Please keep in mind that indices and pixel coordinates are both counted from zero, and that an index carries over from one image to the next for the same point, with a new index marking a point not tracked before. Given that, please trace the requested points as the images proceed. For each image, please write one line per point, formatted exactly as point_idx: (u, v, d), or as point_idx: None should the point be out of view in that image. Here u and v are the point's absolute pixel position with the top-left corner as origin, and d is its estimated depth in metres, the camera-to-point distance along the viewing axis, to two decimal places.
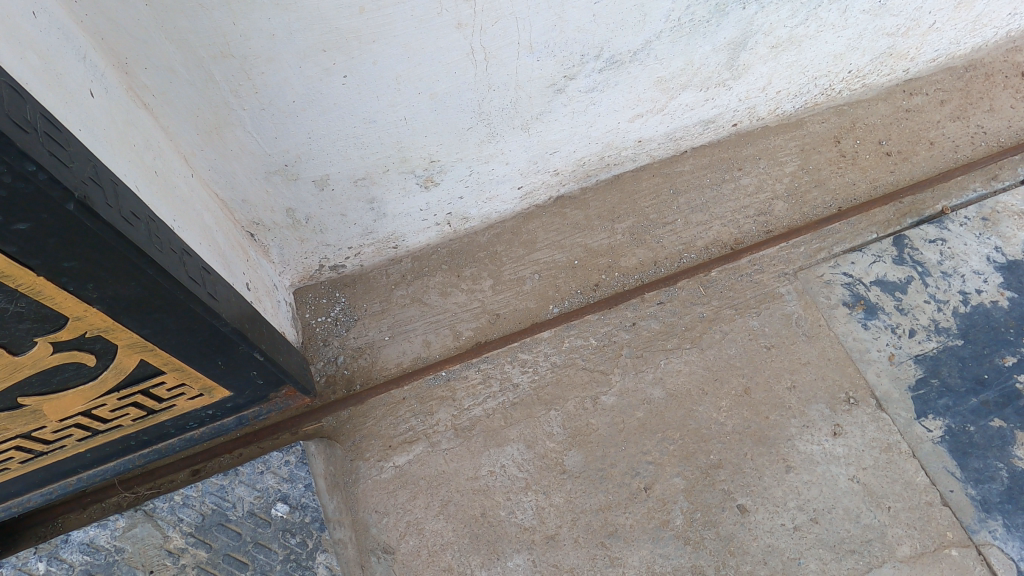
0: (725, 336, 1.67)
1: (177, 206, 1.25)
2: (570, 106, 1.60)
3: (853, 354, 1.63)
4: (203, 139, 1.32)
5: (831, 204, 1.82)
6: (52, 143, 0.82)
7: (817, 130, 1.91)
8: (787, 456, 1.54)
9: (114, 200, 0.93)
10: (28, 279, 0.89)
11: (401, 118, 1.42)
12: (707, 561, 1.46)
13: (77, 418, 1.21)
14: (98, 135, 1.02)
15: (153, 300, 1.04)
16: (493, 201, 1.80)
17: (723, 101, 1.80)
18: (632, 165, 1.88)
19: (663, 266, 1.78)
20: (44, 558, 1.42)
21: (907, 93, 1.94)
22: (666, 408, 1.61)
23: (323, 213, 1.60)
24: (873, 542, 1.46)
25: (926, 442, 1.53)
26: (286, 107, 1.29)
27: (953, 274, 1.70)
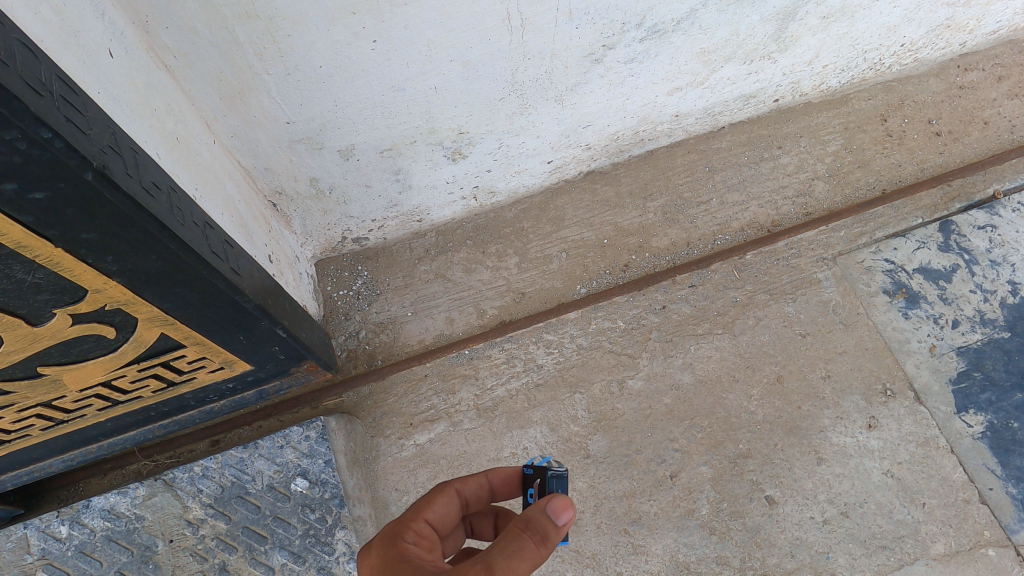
0: (759, 321, 1.61)
1: (199, 174, 1.21)
2: (607, 77, 1.53)
3: (893, 345, 1.57)
4: (226, 104, 1.27)
5: (875, 186, 1.74)
6: (69, 108, 0.78)
7: (864, 107, 1.82)
8: (819, 448, 1.49)
9: (135, 170, 0.89)
10: (46, 250, 0.87)
11: (431, 86, 1.36)
12: (732, 553, 1.43)
13: (98, 388, 1.20)
14: (118, 98, 0.98)
15: (175, 274, 1.01)
16: (521, 175, 1.73)
17: (766, 74, 1.71)
18: (666, 140, 1.80)
19: (696, 248, 1.71)
20: (67, 522, 1.43)
21: (962, 69, 1.84)
22: (695, 394, 1.56)
23: (347, 183, 1.55)
24: (905, 539, 1.41)
25: (966, 438, 1.48)
26: (312, 72, 1.23)
27: (1002, 263, 1.62)
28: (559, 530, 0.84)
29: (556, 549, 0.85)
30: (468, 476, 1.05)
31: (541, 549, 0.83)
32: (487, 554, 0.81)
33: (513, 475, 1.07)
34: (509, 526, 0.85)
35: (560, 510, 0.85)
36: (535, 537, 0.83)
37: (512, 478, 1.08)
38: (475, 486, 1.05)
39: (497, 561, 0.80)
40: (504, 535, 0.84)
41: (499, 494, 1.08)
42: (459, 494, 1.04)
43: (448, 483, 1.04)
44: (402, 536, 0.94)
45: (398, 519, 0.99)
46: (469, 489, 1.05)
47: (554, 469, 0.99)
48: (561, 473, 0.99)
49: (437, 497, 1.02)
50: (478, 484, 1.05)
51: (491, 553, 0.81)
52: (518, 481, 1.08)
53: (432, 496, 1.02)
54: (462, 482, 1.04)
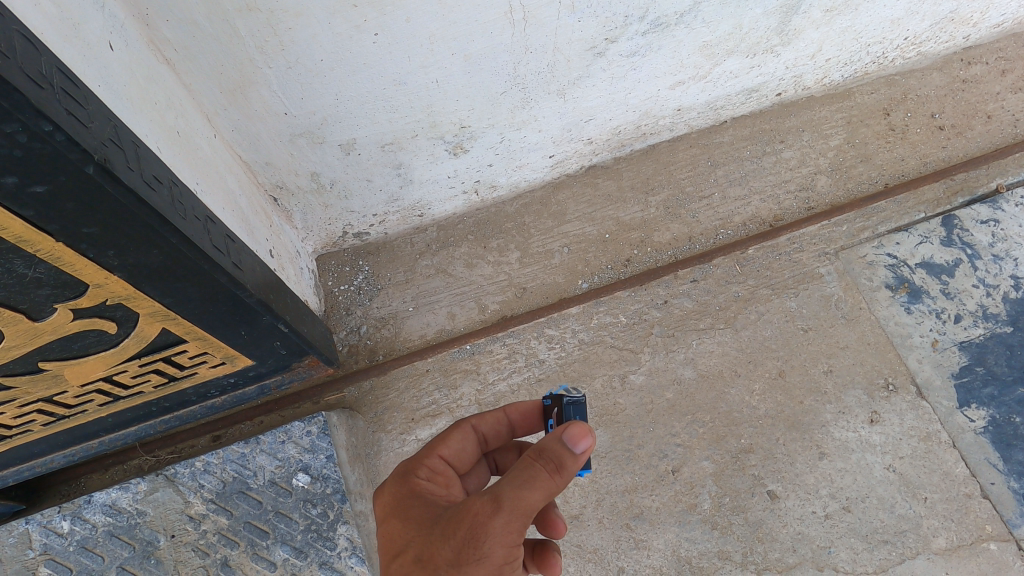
0: (761, 316, 1.60)
1: (200, 168, 1.20)
2: (609, 71, 1.52)
3: (895, 339, 1.57)
4: (227, 98, 1.26)
5: (877, 180, 1.73)
6: (70, 101, 0.77)
7: (866, 101, 1.81)
8: (821, 442, 1.49)
9: (136, 164, 0.89)
10: (46, 244, 0.86)
11: (432, 80, 1.35)
12: (734, 547, 1.43)
13: (99, 383, 1.20)
14: (118, 92, 0.97)
15: (176, 269, 1.00)
16: (522, 169, 1.73)
17: (769, 68, 1.71)
18: (668, 134, 1.80)
19: (698, 242, 1.70)
20: (69, 517, 1.43)
21: (965, 63, 1.83)
22: (697, 389, 1.55)
23: (348, 178, 1.54)
24: (907, 533, 1.41)
25: (968, 432, 1.47)
26: (313, 65, 1.23)
27: (1004, 257, 1.61)
28: (576, 458, 0.83)
29: (572, 475, 0.84)
30: (484, 413, 1.08)
31: (555, 477, 0.83)
32: (496, 483, 0.84)
33: (533, 410, 1.09)
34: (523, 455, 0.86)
35: (575, 434, 0.83)
36: (547, 464, 0.83)
37: (532, 413, 1.09)
38: (492, 422, 1.08)
39: (507, 491, 0.82)
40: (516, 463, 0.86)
41: (519, 430, 1.11)
42: (476, 431, 1.07)
43: (463, 421, 1.07)
44: (415, 470, 1.00)
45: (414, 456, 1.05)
46: (486, 425, 1.08)
47: (569, 395, 1.01)
48: (578, 399, 1.00)
49: (451, 436, 1.05)
50: (495, 419, 1.08)
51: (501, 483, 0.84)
52: (537, 417, 1.10)
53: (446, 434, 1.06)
54: (477, 419, 1.08)
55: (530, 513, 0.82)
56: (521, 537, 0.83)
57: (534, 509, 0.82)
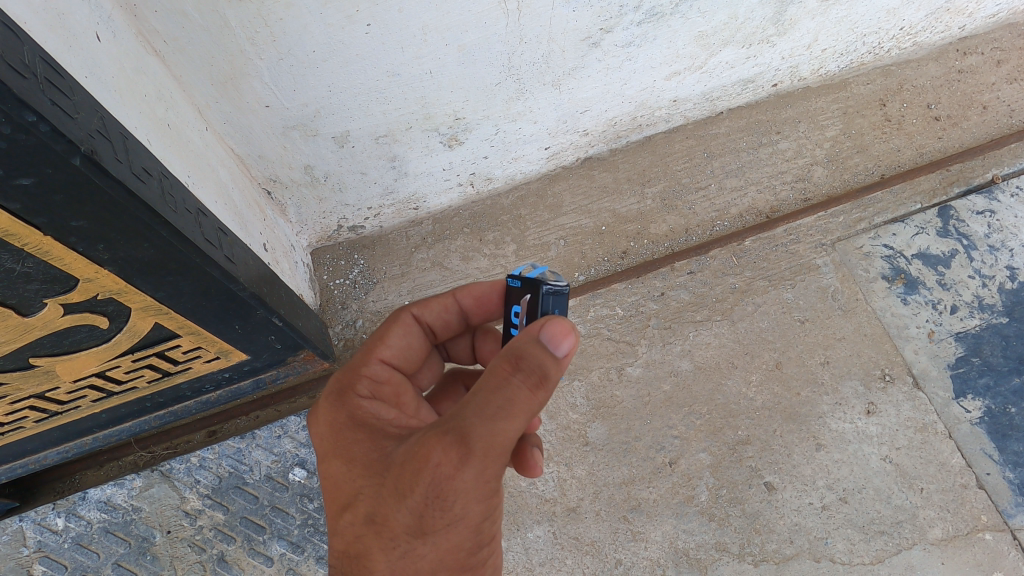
0: (758, 308, 1.60)
1: (191, 161, 1.19)
2: (604, 61, 1.51)
3: (891, 330, 1.57)
4: (218, 90, 1.25)
5: (873, 171, 1.72)
6: (55, 91, 0.76)
7: (862, 92, 1.81)
8: (817, 434, 1.49)
9: (124, 156, 0.88)
10: (34, 237, 0.85)
11: (426, 71, 1.34)
12: (731, 539, 1.42)
13: (92, 379, 1.19)
14: (105, 83, 0.95)
15: (168, 262, 0.99)
16: (518, 161, 1.72)
17: (765, 58, 1.70)
18: (664, 126, 1.79)
19: (694, 234, 1.70)
20: (63, 514, 1.44)
21: (961, 53, 1.83)
22: (694, 381, 1.55)
23: (342, 170, 1.53)
24: (904, 524, 1.41)
25: (964, 423, 1.48)
26: (305, 57, 1.21)
27: (1000, 248, 1.62)
28: (559, 362, 0.76)
29: (555, 383, 0.77)
30: (428, 301, 1.04)
31: (537, 392, 0.76)
32: (466, 422, 0.75)
33: (486, 292, 1.04)
34: (495, 365, 0.76)
35: (556, 331, 0.75)
36: (522, 389, 0.75)
37: (485, 295, 1.04)
38: (437, 310, 1.04)
39: (481, 433, 0.74)
40: (486, 383, 0.76)
41: (473, 316, 1.07)
42: (418, 321, 1.04)
43: (404, 313, 1.03)
44: (355, 388, 0.94)
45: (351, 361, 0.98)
46: (431, 315, 1.04)
47: (550, 284, 0.83)
48: (560, 289, 0.83)
49: (391, 336, 1.01)
50: (441, 305, 1.04)
51: (470, 421, 0.75)
52: (490, 300, 1.04)
53: (387, 336, 1.01)
54: (419, 308, 1.04)
55: (505, 446, 0.76)
56: (495, 473, 0.78)
57: (508, 442, 0.76)
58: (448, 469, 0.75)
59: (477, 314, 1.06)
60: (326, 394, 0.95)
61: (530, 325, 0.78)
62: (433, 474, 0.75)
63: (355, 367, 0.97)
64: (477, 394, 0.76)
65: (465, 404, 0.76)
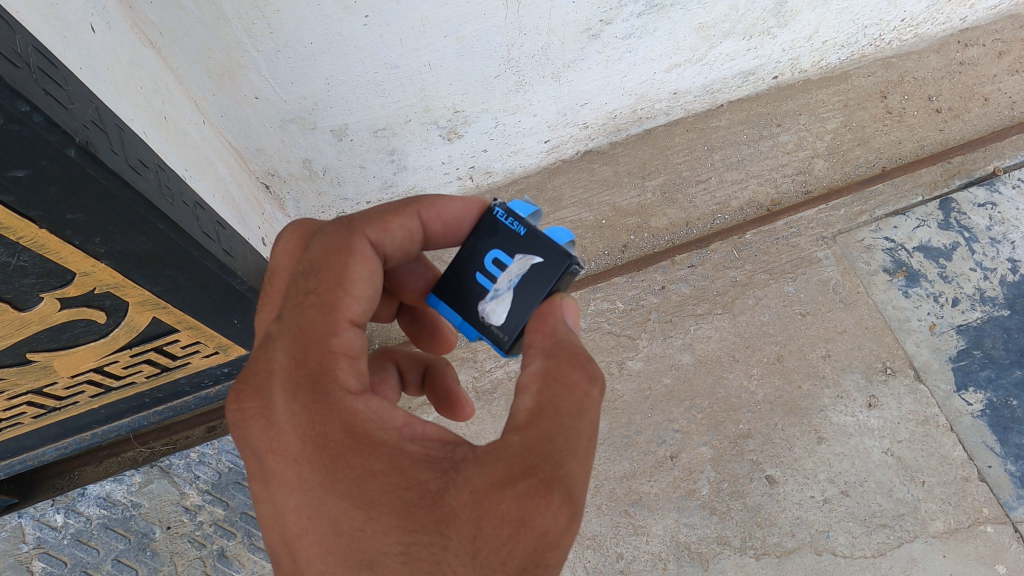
0: (759, 301, 1.59)
1: (188, 154, 1.18)
2: (604, 53, 1.50)
3: (893, 323, 1.56)
4: (215, 83, 1.23)
5: (875, 164, 1.72)
6: (48, 81, 0.76)
7: (863, 84, 1.80)
8: (819, 427, 1.48)
9: (121, 147, 0.87)
10: (30, 231, 0.85)
11: (425, 63, 1.33)
12: (733, 532, 1.42)
13: (90, 374, 1.18)
14: (100, 74, 0.94)
15: (165, 256, 0.99)
16: (517, 155, 1.71)
17: (765, 50, 1.69)
18: (664, 119, 1.78)
19: (695, 227, 1.69)
20: (63, 510, 1.43)
21: (963, 44, 1.82)
22: (695, 374, 1.54)
23: (340, 164, 1.51)
24: (906, 516, 1.40)
25: (966, 416, 1.47)
26: (302, 49, 1.20)
27: (1002, 241, 1.61)
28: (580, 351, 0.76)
29: None
30: (388, 224, 0.79)
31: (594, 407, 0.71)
32: (556, 463, 0.64)
33: (459, 217, 0.84)
34: (571, 379, 0.68)
35: (572, 319, 0.76)
36: (595, 411, 0.69)
37: (458, 218, 0.84)
38: (399, 237, 0.80)
39: (576, 476, 0.64)
40: (566, 404, 0.67)
41: (432, 242, 0.85)
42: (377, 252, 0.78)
43: (358, 241, 0.76)
44: (342, 380, 0.68)
45: (298, 335, 0.70)
46: (393, 244, 0.80)
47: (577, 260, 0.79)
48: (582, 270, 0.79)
49: (353, 285, 0.73)
50: (406, 229, 0.81)
51: (562, 462, 0.64)
52: (461, 225, 0.85)
53: (345, 290, 0.73)
54: (379, 235, 0.78)
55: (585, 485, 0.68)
56: None
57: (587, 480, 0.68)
58: (541, 529, 0.61)
59: (442, 238, 0.85)
60: (279, 405, 0.68)
61: (546, 310, 0.76)
62: (520, 538, 0.61)
63: (312, 357, 0.68)
64: (555, 418, 0.66)
65: (546, 435, 0.65)
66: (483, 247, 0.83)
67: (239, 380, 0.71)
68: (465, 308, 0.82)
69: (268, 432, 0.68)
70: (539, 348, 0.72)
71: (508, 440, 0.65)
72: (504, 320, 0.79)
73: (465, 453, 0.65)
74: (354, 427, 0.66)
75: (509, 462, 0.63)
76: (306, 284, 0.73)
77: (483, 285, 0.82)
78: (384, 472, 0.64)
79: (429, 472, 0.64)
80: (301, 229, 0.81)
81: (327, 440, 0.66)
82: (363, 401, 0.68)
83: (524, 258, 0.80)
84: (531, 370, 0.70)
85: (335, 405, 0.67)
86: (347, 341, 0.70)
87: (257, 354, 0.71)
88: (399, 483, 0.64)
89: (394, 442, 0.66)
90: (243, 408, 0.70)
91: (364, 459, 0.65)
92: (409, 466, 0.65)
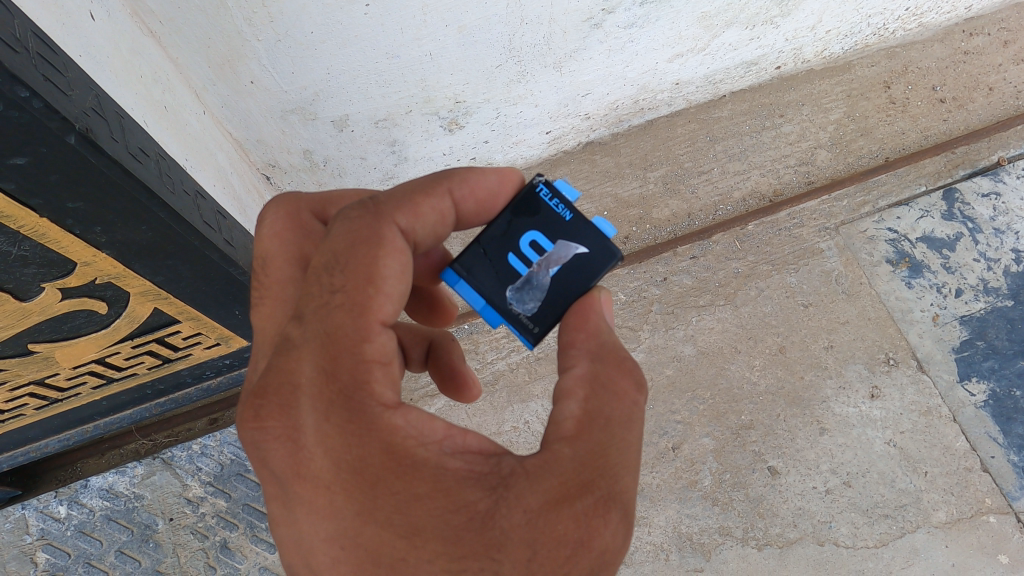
0: (761, 292, 1.59)
1: (188, 144, 1.17)
2: (606, 43, 1.50)
3: (896, 314, 1.55)
4: (215, 73, 1.23)
5: (878, 154, 1.71)
6: (47, 67, 0.75)
7: (866, 74, 1.79)
8: (821, 418, 1.48)
9: (121, 135, 0.86)
10: (31, 220, 0.85)
11: (426, 53, 1.33)
12: (734, 523, 1.42)
13: (92, 365, 1.18)
14: (99, 62, 0.94)
15: (166, 245, 0.99)
16: (519, 146, 1.70)
17: (768, 40, 1.68)
18: (666, 110, 1.77)
19: (697, 219, 1.68)
20: (66, 501, 1.44)
21: (967, 34, 1.80)
22: (697, 365, 1.54)
23: (341, 155, 1.50)
24: (908, 507, 1.40)
25: (969, 407, 1.47)
26: (303, 38, 1.20)
27: (1005, 231, 1.61)
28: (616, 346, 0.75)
29: None
30: (420, 209, 0.75)
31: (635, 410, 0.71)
32: (610, 479, 0.64)
33: (492, 191, 0.81)
34: (622, 387, 0.68)
35: (610, 315, 0.76)
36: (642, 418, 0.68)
37: (491, 195, 0.81)
38: (432, 221, 0.76)
39: (628, 490, 0.65)
40: (617, 413, 0.66)
41: (464, 221, 0.82)
42: (408, 237, 0.74)
43: (388, 229, 0.71)
44: (380, 397, 0.65)
45: (326, 342, 0.66)
46: (425, 229, 0.76)
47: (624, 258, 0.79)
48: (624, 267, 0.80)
49: (385, 281, 0.68)
50: (437, 211, 0.77)
51: (616, 475, 0.64)
52: (495, 200, 0.82)
53: (377, 287, 0.68)
54: (410, 221, 0.74)
55: None
56: None
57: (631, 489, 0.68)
58: (598, 547, 0.62)
59: (474, 219, 0.82)
60: (309, 424, 0.65)
61: (587, 305, 0.75)
62: (578, 559, 0.61)
63: (344, 370, 0.65)
64: (607, 427, 0.66)
65: (599, 448, 0.65)
66: (521, 227, 0.82)
67: (259, 395, 0.68)
68: (493, 291, 0.81)
69: (295, 454, 0.65)
70: (583, 349, 0.72)
71: (561, 452, 0.64)
72: (535, 309, 0.79)
73: (513, 466, 0.64)
74: (394, 446, 0.64)
75: (563, 477, 0.63)
76: (331, 280, 0.68)
77: (517, 266, 0.81)
78: (429, 494, 0.62)
79: (477, 491, 0.63)
80: (289, 210, 0.81)
81: (365, 461, 0.63)
82: (402, 415, 0.65)
83: (566, 246, 0.79)
84: (577, 374, 0.69)
85: (373, 423, 0.64)
86: (381, 347, 0.66)
87: (279, 364, 0.68)
88: (445, 505, 0.62)
89: (436, 459, 0.64)
90: (266, 426, 0.67)
91: (406, 482, 0.63)
92: (455, 487, 0.63)
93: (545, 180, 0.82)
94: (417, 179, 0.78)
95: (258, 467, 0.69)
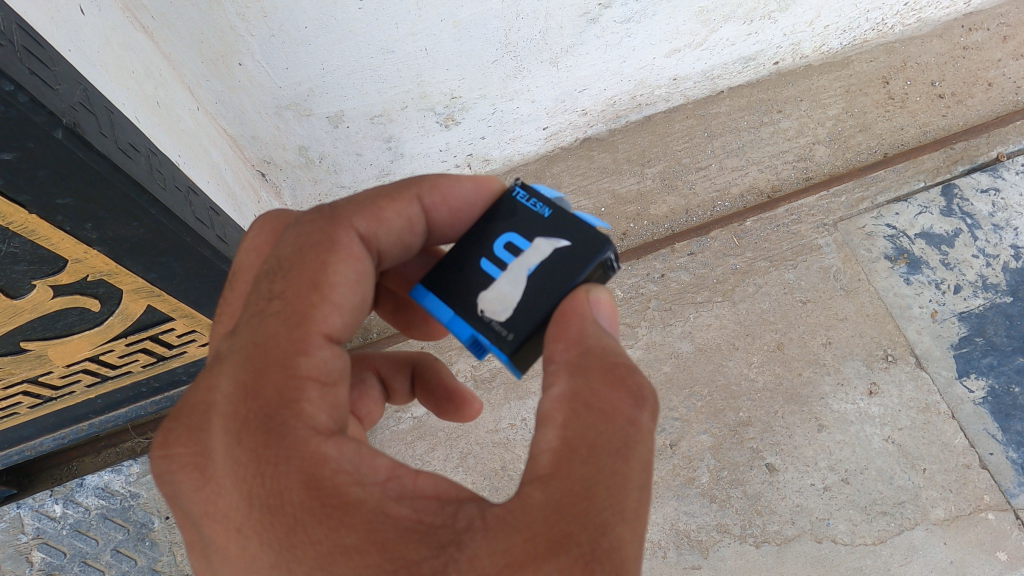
0: (759, 289, 1.58)
1: (182, 140, 1.16)
2: (603, 38, 1.49)
3: (894, 311, 1.55)
4: (208, 68, 1.22)
5: (876, 150, 1.70)
6: (33, 61, 0.75)
7: (865, 70, 1.78)
8: (819, 415, 1.47)
9: (109, 131, 0.86)
10: (19, 217, 0.84)
11: (421, 48, 1.32)
12: (733, 520, 1.41)
13: (85, 363, 1.18)
14: (90, 57, 0.93)
15: (158, 242, 0.99)
16: (515, 142, 1.69)
17: (766, 35, 1.68)
18: (664, 105, 1.76)
19: (694, 215, 1.67)
20: (61, 500, 1.43)
21: (966, 29, 1.80)
22: (694, 362, 1.54)
23: (337, 152, 1.49)
24: (906, 504, 1.40)
25: (967, 403, 1.46)
26: (297, 34, 1.19)
27: (1004, 227, 1.60)
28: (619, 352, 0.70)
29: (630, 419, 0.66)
30: (383, 215, 0.75)
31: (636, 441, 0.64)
32: (593, 533, 0.57)
33: (466, 199, 0.82)
34: (608, 404, 0.62)
35: (605, 317, 0.70)
36: (642, 439, 0.62)
37: (466, 204, 0.82)
38: (397, 226, 0.77)
39: (618, 543, 0.57)
40: (600, 438, 0.61)
41: (439, 230, 0.82)
42: (368, 244, 0.74)
43: (344, 234, 0.71)
44: (311, 423, 0.62)
45: (253, 353, 0.64)
46: (388, 236, 0.76)
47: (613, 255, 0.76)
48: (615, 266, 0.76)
49: (332, 290, 0.68)
50: (403, 217, 0.78)
51: (605, 528, 0.57)
52: (470, 207, 0.83)
53: (322, 296, 0.68)
54: (370, 227, 0.74)
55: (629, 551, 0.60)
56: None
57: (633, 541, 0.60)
58: None
59: (447, 228, 0.83)
60: (222, 451, 0.62)
61: (569, 310, 0.70)
62: None
63: (270, 387, 0.63)
64: (589, 461, 0.60)
65: (579, 488, 0.59)
66: (498, 231, 0.81)
67: (172, 418, 0.66)
68: (465, 300, 0.77)
69: (203, 487, 0.62)
70: (562, 363, 0.67)
71: (531, 497, 0.59)
72: (509, 315, 0.75)
73: (470, 520, 0.59)
74: (318, 480, 0.59)
75: (532, 532, 0.57)
76: (270, 287, 0.68)
77: (491, 271, 0.78)
78: (358, 547, 0.57)
79: (423, 550, 0.57)
80: (272, 225, 0.79)
81: (282, 499, 0.59)
82: (334, 445, 0.61)
83: (545, 242, 0.77)
84: (556, 394, 0.65)
85: (295, 451, 0.60)
86: (319, 364, 0.65)
87: (202, 381, 0.66)
88: (378, 562, 0.56)
89: (374, 503, 0.59)
90: (175, 454, 0.64)
91: (331, 528, 0.57)
92: (393, 539, 0.57)
93: (522, 184, 0.83)
94: (386, 184, 0.79)
95: (169, 503, 0.65)
